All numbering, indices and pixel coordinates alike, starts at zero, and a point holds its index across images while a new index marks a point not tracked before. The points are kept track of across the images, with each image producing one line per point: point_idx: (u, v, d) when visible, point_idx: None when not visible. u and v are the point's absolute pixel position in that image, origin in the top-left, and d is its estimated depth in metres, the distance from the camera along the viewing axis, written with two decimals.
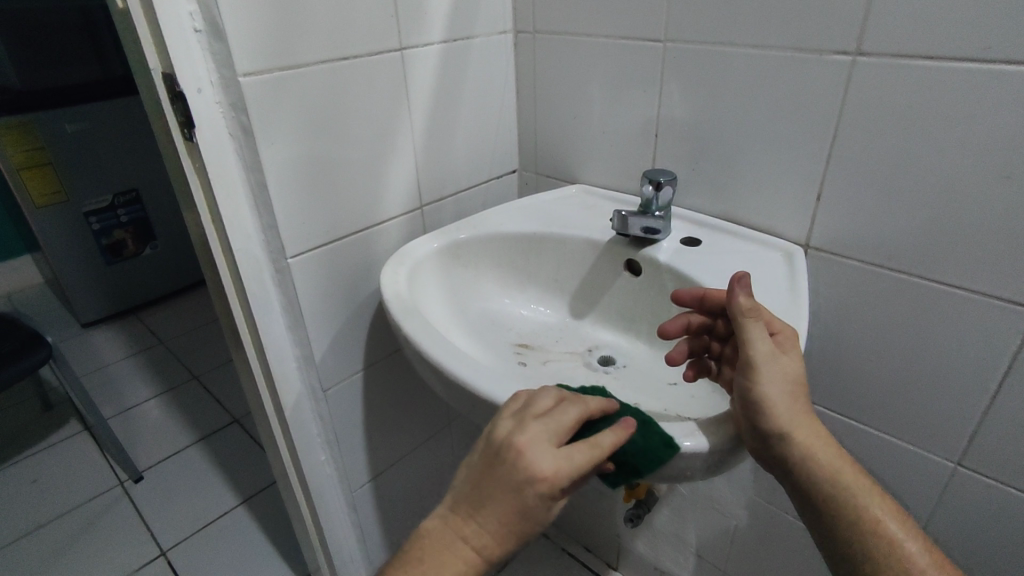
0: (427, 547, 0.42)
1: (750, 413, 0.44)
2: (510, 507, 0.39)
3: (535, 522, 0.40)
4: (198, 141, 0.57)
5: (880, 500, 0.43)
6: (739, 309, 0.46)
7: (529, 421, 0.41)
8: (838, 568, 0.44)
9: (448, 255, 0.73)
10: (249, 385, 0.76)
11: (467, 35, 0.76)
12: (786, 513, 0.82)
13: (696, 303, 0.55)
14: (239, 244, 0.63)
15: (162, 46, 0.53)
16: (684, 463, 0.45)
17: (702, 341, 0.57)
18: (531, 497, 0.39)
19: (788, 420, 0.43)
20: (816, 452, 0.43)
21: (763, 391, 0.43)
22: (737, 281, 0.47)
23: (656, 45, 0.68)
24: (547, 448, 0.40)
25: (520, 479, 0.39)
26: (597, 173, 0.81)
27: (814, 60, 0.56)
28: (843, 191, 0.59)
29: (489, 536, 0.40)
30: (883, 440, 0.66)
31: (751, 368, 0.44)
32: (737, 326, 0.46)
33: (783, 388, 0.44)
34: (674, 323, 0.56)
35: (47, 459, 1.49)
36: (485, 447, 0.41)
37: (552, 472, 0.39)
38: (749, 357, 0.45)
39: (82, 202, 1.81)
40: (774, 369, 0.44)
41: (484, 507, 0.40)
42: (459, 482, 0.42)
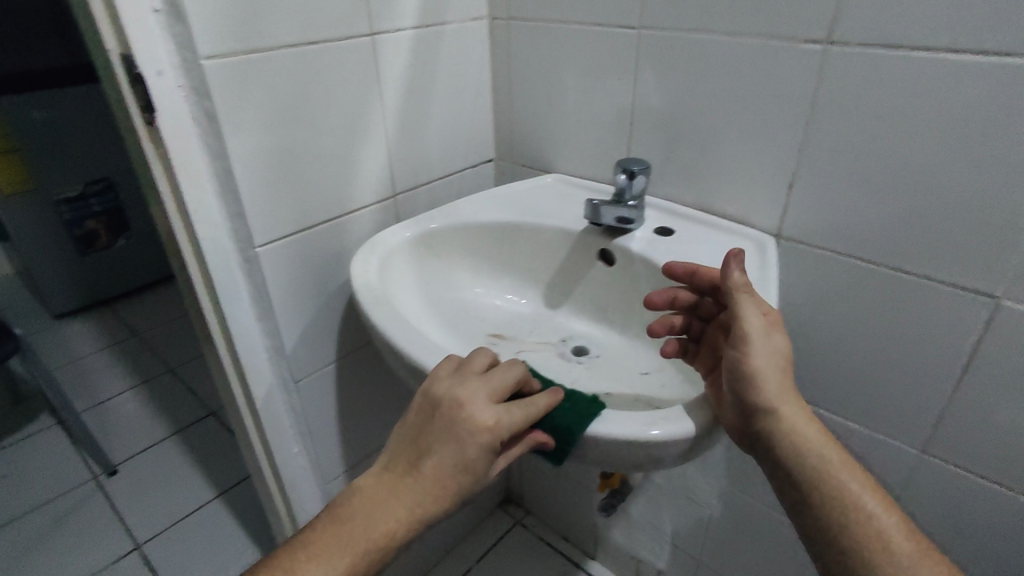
0: (366, 497, 0.45)
1: (738, 386, 0.45)
2: (448, 456, 0.43)
3: (471, 474, 0.44)
4: (159, 126, 0.55)
5: (861, 479, 0.44)
6: (734, 284, 0.47)
7: (468, 379, 0.46)
8: (814, 548, 0.44)
9: (421, 244, 0.72)
10: (219, 376, 0.75)
11: (441, 20, 0.74)
12: (759, 500, 0.83)
13: (686, 276, 0.56)
14: (204, 232, 0.62)
15: (119, 27, 0.51)
16: (653, 451, 0.45)
17: (685, 317, 0.57)
18: (470, 447, 0.43)
19: (777, 394, 0.45)
20: (797, 426, 0.44)
21: (752, 363, 0.45)
22: (732, 256, 0.47)
23: (631, 33, 0.67)
24: (484, 402, 0.44)
25: (459, 430, 0.43)
26: (572, 162, 0.81)
27: (787, 49, 0.56)
28: (814, 181, 0.60)
29: (426, 489, 0.44)
30: (853, 428, 0.67)
31: (743, 341, 0.45)
32: (730, 300, 0.47)
33: (772, 362, 0.45)
34: (660, 295, 0.57)
35: (18, 453, 1.46)
36: (426, 403, 0.46)
37: (492, 422, 0.44)
38: (742, 330, 0.45)
39: (52, 190, 1.77)
40: (765, 344, 0.45)
41: (422, 459, 0.44)
42: (400, 438, 0.46)
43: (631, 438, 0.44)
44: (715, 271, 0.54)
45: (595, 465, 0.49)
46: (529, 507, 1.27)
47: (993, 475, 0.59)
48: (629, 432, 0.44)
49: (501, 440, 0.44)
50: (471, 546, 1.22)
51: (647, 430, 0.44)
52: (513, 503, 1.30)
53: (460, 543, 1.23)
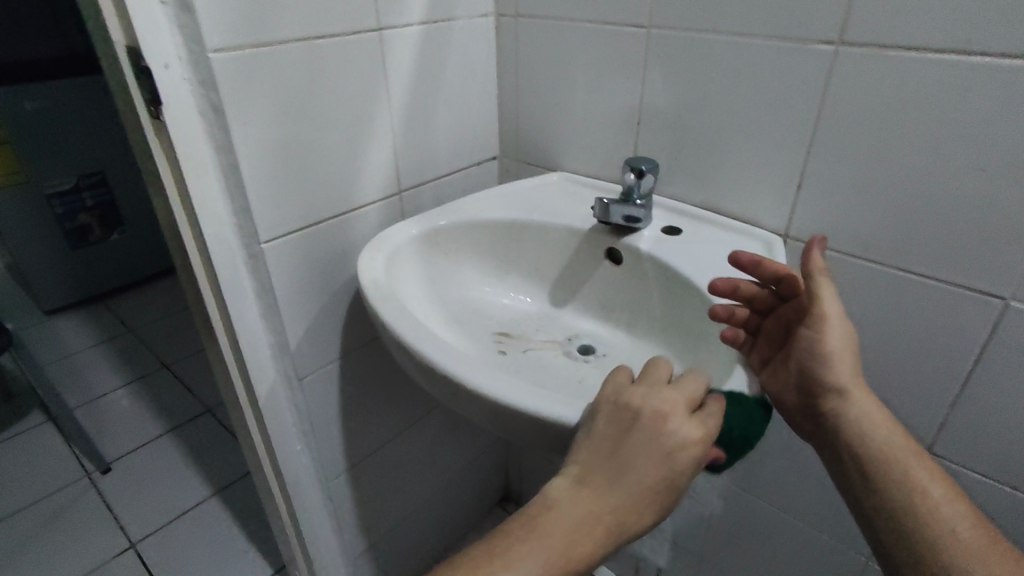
0: (561, 513, 0.41)
1: (813, 364, 0.51)
2: (660, 471, 0.40)
3: (676, 490, 0.41)
4: (165, 120, 0.54)
5: (928, 469, 0.47)
6: (814, 267, 0.49)
7: (662, 390, 0.43)
8: (872, 526, 0.48)
9: (427, 241, 0.72)
10: (222, 373, 0.74)
11: (448, 16, 0.74)
12: (762, 499, 0.83)
13: (752, 266, 0.55)
14: (210, 227, 0.61)
15: (126, 19, 0.50)
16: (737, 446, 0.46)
17: (744, 309, 0.56)
18: (680, 462, 0.41)
19: (849, 377, 0.49)
20: (869, 411, 0.49)
21: (832, 344, 0.50)
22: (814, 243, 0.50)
23: (640, 31, 0.67)
24: (686, 416, 0.42)
25: (669, 447, 0.41)
26: (579, 160, 0.81)
27: (797, 49, 0.56)
28: (822, 182, 0.60)
29: (633, 505, 0.40)
30: None
31: (824, 321, 0.49)
32: (809, 283, 0.50)
33: (850, 344, 0.50)
34: (724, 283, 0.56)
35: (9, 450, 1.44)
36: (623, 412, 0.42)
37: (699, 437, 0.41)
38: (823, 313, 0.50)
39: (44, 183, 1.74)
40: (844, 324, 0.50)
41: (629, 474, 0.40)
42: (589, 447, 0.42)
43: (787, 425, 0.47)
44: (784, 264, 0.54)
45: None
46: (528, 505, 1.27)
47: (997, 474, 0.60)
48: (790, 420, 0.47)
49: (704, 457, 0.42)
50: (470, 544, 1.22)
51: None
52: (512, 501, 1.30)
53: (459, 541, 1.23)
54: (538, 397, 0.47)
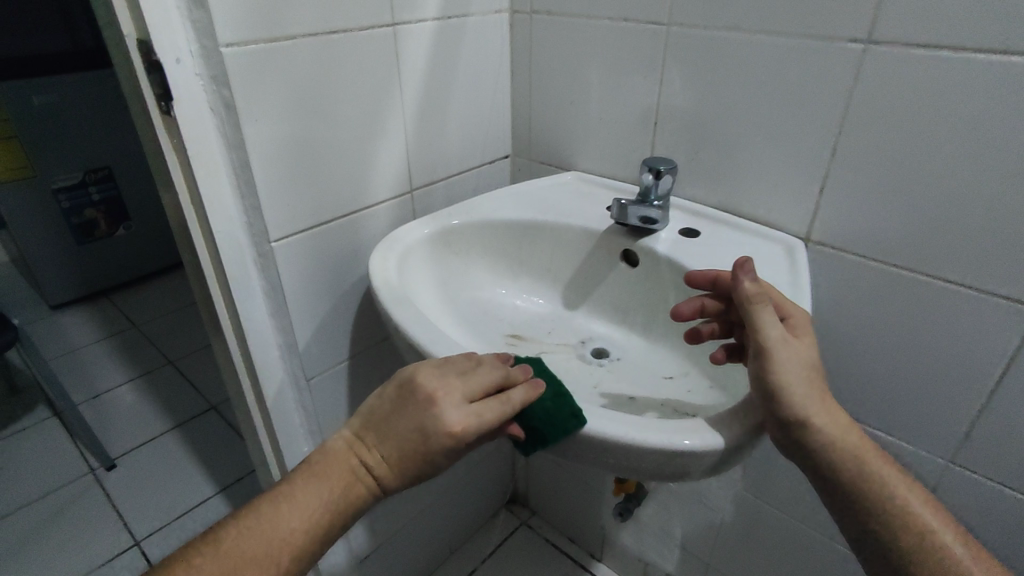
0: (333, 461, 0.45)
1: (768, 400, 0.43)
2: (411, 445, 0.43)
3: (429, 466, 0.44)
4: (175, 116, 0.53)
5: (910, 489, 0.43)
6: (745, 295, 0.45)
7: (447, 377, 0.44)
8: (864, 553, 0.44)
9: (439, 240, 0.71)
10: (229, 373, 0.73)
11: (463, 12, 0.72)
12: (776, 507, 0.81)
13: (709, 285, 0.54)
14: (219, 226, 0.60)
15: (137, 12, 0.49)
16: (687, 463, 0.44)
17: (718, 326, 0.56)
18: (434, 443, 0.43)
19: (809, 408, 0.42)
20: (837, 437, 0.43)
21: (779, 378, 0.43)
22: (740, 266, 0.46)
23: (660, 29, 0.65)
24: (458, 402, 0.43)
25: (429, 429, 0.43)
26: (593, 160, 0.79)
27: (824, 48, 0.55)
28: (846, 185, 0.58)
29: (388, 467, 0.44)
30: (872, 434, 0.67)
31: (765, 354, 0.43)
32: (744, 311, 0.45)
33: (799, 372, 0.43)
34: (688, 305, 0.55)
35: (13, 445, 1.44)
36: (403, 387, 0.45)
37: (461, 425, 0.43)
38: (762, 344, 0.44)
39: (51, 178, 1.74)
40: (789, 353, 0.43)
41: (388, 441, 0.44)
42: (369, 410, 0.46)
43: (662, 447, 0.43)
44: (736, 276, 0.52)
45: (613, 471, 0.48)
46: (534, 507, 1.26)
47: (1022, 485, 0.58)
48: (662, 442, 0.43)
49: (465, 443, 0.43)
50: (475, 546, 1.21)
51: (679, 441, 0.43)
52: (518, 503, 1.29)
53: (464, 543, 1.22)
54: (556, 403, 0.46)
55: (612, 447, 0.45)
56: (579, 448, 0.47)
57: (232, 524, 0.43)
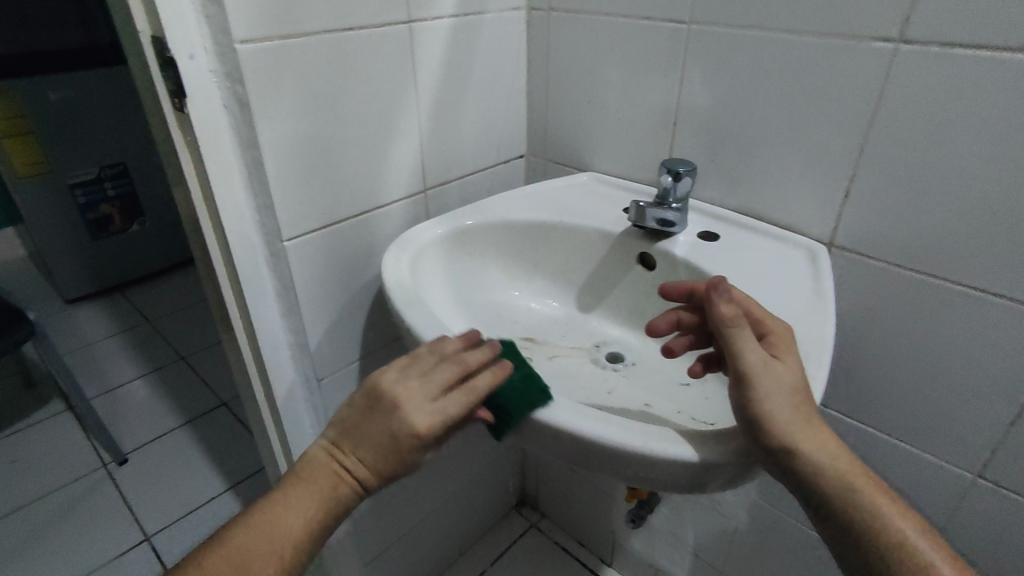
0: (312, 468, 0.44)
1: (752, 429, 0.40)
2: (384, 449, 0.43)
3: (405, 466, 0.43)
4: (189, 113, 0.53)
5: (904, 517, 0.40)
6: (721, 319, 0.42)
7: (410, 378, 0.44)
8: None
9: (452, 241, 0.70)
10: (240, 372, 0.73)
11: (479, 9, 0.71)
12: (793, 516, 0.80)
13: (684, 297, 0.52)
14: (232, 225, 0.59)
15: (152, 8, 0.49)
16: (699, 474, 0.42)
17: (695, 338, 0.53)
18: (405, 445, 0.42)
19: (796, 435, 0.39)
20: (824, 460, 0.40)
21: (763, 407, 0.40)
22: (713, 287, 0.42)
23: (681, 27, 0.64)
24: (421, 402, 0.43)
25: (398, 433, 0.42)
26: (610, 160, 0.78)
27: (853, 47, 0.53)
28: (872, 189, 0.57)
29: (366, 471, 0.43)
30: (895, 446, 0.65)
31: (746, 381, 0.41)
32: (722, 336, 0.42)
33: (783, 398, 0.40)
34: (664, 319, 0.52)
35: (28, 438, 1.45)
36: (369, 393, 0.44)
37: (427, 425, 0.42)
38: (743, 370, 0.41)
39: (67, 173, 1.75)
40: (771, 379, 0.40)
41: (362, 445, 0.43)
42: (340, 416, 0.45)
43: (674, 459, 0.41)
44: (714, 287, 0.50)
45: (623, 480, 0.46)
46: (544, 510, 1.25)
47: None
48: (674, 453, 0.41)
49: (436, 440, 0.43)
50: (484, 548, 1.20)
51: (694, 454, 0.41)
52: (528, 505, 1.28)
53: (473, 545, 1.21)
54: (571, 412, 0.44)
55: (618, 458, 0.43)
56: (597, 461, 0.44)
57: (224, 536, 0.42)
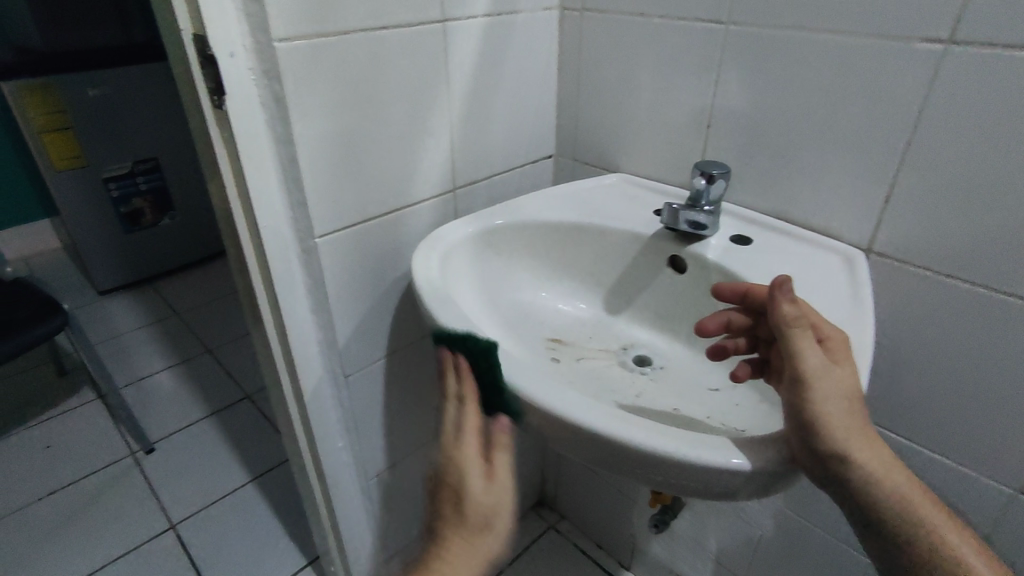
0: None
1: (805, 433, 0.40)
2: (452, 512, 0.44)
3: (475, 510, 0.43)
4: (227, 110, 0.53)
5: (939, 514, 0.42)
6: (784, 319, 0.41)
7: (437, 443, 0.47)
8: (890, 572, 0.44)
9: (481, 240, 0.70)
10: (269, 366, 0.73)
11: (513, 8, 0.71)
12: (821, 527, 0.78)
13: (737, 299, 0.51)
14: (266, 220, 0.60)
15: (194, 6, 0.49)
16: (729, 482, 0.41)
17: (744, 342, 0.53)
18: (458, 490, 0.44)
19: (850, 441, 0.40)
20: (876, 471, 0.41)
21: (817, 408, 0.40)
22: (778, 286, 0.41)
23: (719, 28, 0.63)
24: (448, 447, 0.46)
25: (452, 491, 0.44)
26: (640, 162, 0.77)
27: (899, 48, 0.52)
28: (914, 195, 0.55)
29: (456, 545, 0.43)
30: (931, 458, 0.63)
31: (804, 384, 0.40)
32: (783, 336, 0.42)
33: (839, 403, 0.40)
34: (714, 320, 0.53)
35: (60, 425, 1.49)
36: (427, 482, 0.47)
37: (461, 464, 0.44)
38: (802, 372, 0.41)
39: (103, 167, 1.80)
40: (829, 382, 0.40)
41: (441, 526, 0.44)
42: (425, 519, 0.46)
43: (706, 465, 0.40)
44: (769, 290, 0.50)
45: (650, 484, 0.45)
46: (563, 511, 1.25)
47: None
48: (706, 458, 0.40)
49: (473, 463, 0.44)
50: None
51: (727, 460, 0.40)
52: (546, 506, 1.28)
53: None
54: (606, 414, 0.44)
55: (648, 461, 0.42)
56: (631, 465, 0.44)
57: None
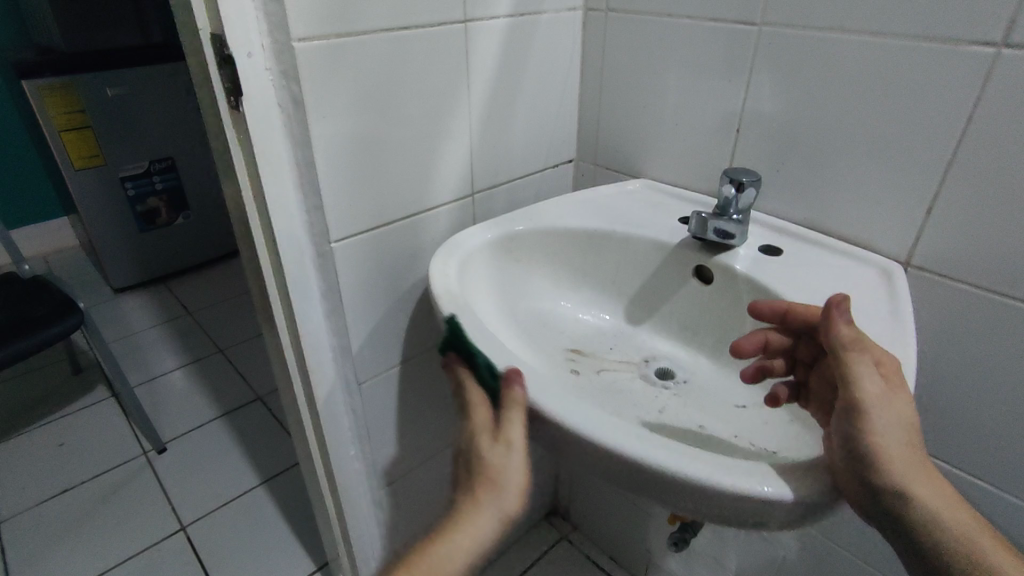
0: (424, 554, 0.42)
1: (854, 464, 0.38)
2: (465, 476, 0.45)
3: (479, 470, 0.44)
4: (245, 112, 0.52)
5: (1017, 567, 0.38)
6: (841, 341, 0.41)
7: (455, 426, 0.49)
8: None
9: (501, 246, 0.68)
10: (282, 371, 0.72)
11: (536, 9, 0.69)
12: (848, 549, 0.75)
13: (776, 318, 0.49)
14: (282, 225, 0.58)
15: (213, 5, 0.48)
16: (763, 510, 0.38)
17: (781, 362, 0.51)
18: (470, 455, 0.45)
19: (905, 475, 0.38)
20: (934, 507, 0.38)
21: (877, 442, 0.37)
22: (835, 306, 0.41)
23: (751, 30, 0.60)
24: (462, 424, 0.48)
25: (469, 457, 0.45)
26: (664, 167, 0.75)
27: (947, 53, 0.49)
28: (959, 207, 0.52)
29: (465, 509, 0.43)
30: (970, 482, 0.60)
31: (858, 412, 0.38)
32: (839, 359, 0.41)
33: (895, 433, 0.38)
34: (751, 340, 0.51)
35: (74, 423, 1.50)
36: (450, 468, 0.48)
37: (475, 429, 0.46)
38: (857, 399, 0.39)
39: (120, 166, 1.80)
40: (885, 411, 0.38)
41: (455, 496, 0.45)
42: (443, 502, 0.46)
43: (739, 491, 0.38)
44: (810, 309, 0.48)
45: (678, 510, 0.43)
46: (576, 522, 1.22)
47: None
48: (739, 485, 0.38)
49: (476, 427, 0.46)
50: (514, 557, 1.18)
51: (760, 487, 0.38)
52: (559, 516, 1.25)
53: (503, 553, 1.19)
54: (635, 436, 0.42)
55: (678, 485, 0.40)
56: (661, 491, 0.41)
57: None
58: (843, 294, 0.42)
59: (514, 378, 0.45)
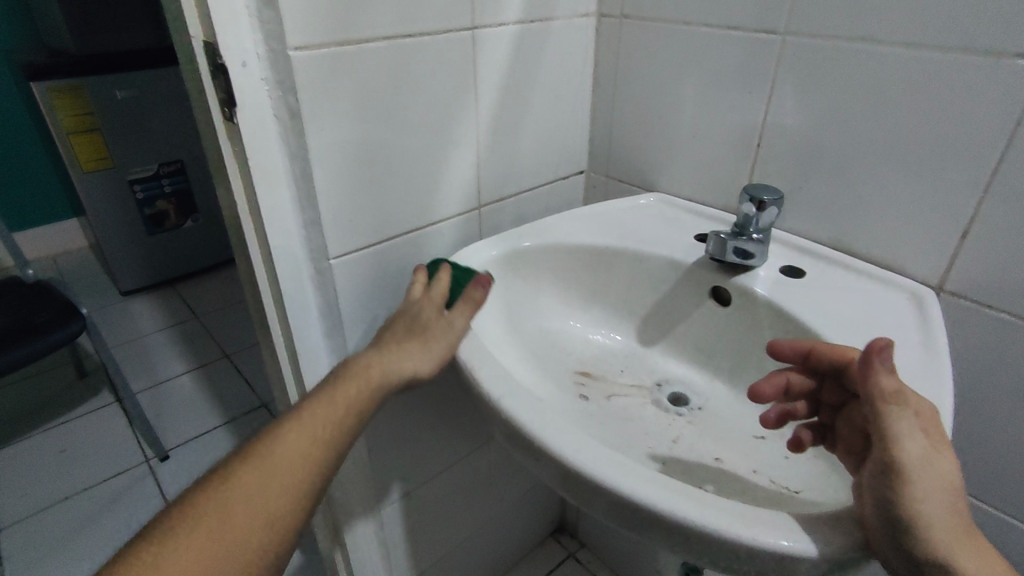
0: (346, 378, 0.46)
1: (887, 528, 0.34)
2: (401, 327, 0.50)
3: (424, 328, 0.49)
4: (239, 124, 0.50)
5: None
6: (881, 393, 0.36)
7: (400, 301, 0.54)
8: None
9: (507, 264, 0.65)
10: (281, 389, 0.70)
11: (547, 15, 0.66)
12: None
13: (798, 359, 0.46)
14: (278, 240, 0.56)
15: (205, 12, 0.45)
16: (785, 566, 0.35)
17: (804, 405, 0.48)
18: (418, 317, 0.50)
19: (948, 545, 0.33)
20: None
21: (915, 508, 0.33)
22: (875, 353, 0.37)
23: (773, 39, 0.57)
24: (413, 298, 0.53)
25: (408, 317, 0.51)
26: (680, 181, 0.72)
27: (989, 67, 0.46)
28: (1000, 230, 0.49)
29: (398, 354, 0.48)
30: (1007, 521, 0.57)
31: (896, 473, 0.34)
32: (875, 412, 0.36)
33: (938, 498, 0.34)
34: (770, 384, 0.48)
35: (77, 429, 1.49)
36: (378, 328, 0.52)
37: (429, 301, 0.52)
38: (896, 459, 0.35)
39: (127, 170, 1.80)
40: (928, 474, 0.34)
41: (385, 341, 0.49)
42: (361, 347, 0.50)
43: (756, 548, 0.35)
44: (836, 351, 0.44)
45: (691, 560, 0.39)
46: (584, 540, 1.19)
47: None
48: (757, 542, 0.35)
49: (434, 300, 0.52)
50: None
51: (779, 543, 0.34)
52: (566, 534, 1.22)
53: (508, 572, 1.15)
54: (646, 480, 0.38)
55: (693, 537, 0.37)
56: (673, 540, 0.38)
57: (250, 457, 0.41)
58: (886, 338, 0.37)
59: (481, 281, 0.53)
